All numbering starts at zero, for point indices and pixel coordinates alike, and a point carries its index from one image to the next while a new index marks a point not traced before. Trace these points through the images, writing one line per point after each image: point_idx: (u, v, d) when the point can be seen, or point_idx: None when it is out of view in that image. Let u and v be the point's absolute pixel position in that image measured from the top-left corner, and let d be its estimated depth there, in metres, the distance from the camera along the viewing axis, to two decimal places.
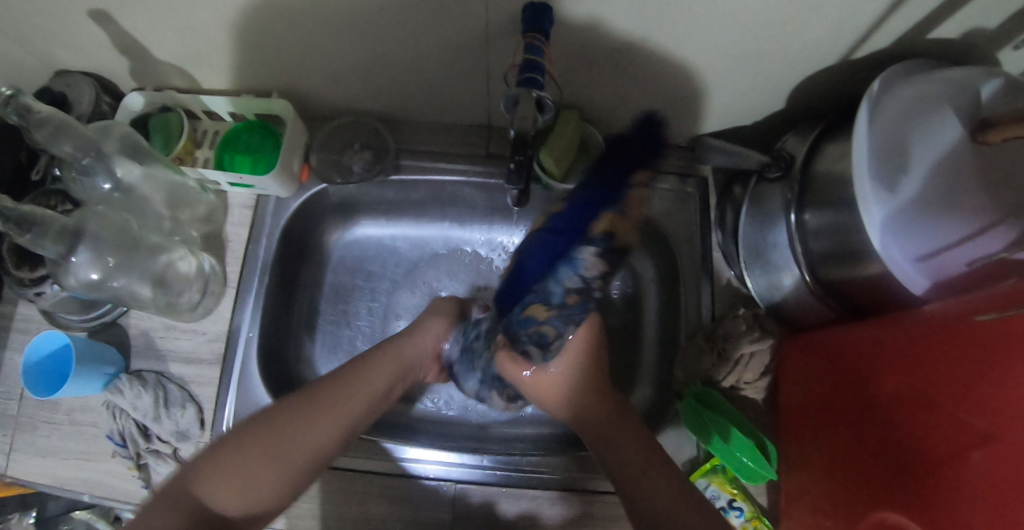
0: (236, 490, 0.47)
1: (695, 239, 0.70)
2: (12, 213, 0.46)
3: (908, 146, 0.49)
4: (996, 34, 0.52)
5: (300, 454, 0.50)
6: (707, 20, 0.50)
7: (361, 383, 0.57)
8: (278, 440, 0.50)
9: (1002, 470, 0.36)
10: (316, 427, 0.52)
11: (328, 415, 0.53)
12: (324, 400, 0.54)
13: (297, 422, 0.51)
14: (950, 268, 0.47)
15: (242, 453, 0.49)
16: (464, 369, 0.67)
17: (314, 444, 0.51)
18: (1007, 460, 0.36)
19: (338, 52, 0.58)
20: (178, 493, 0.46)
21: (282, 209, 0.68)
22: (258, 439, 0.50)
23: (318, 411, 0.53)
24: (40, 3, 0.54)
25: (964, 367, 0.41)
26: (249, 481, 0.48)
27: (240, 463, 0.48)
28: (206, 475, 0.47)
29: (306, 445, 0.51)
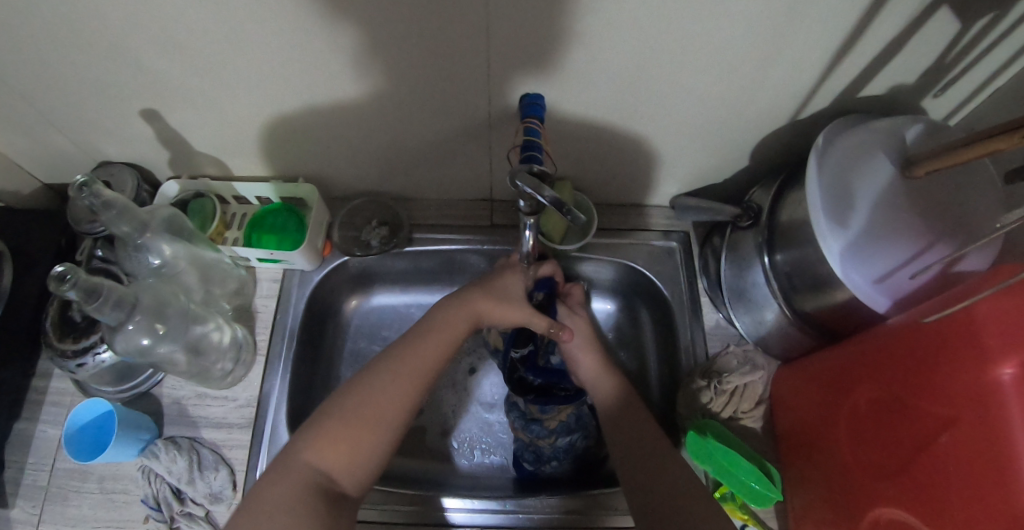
0: (342, 463, 0.53)
1: (682, 287, 0.76)
2: (84, 281, 0.52)
3: (853, 187, 0.57)
4: (914, 89, 0.61)
5: (388, 414, 0.56)
6: (666, 96, 0.61)
7: (421, 349, 0.60)
8: (354, 416, 0.54)
9: (976, 448, 0.42)
10: (399, 389, 0.57)
11: (397, 377, 0.58)
12: (398, 368, 0.58)
13: (375, 401, 0.56)
14: (900, 285, 0.55)
15: (334, 431, 0.53)
16: (535, 460, 0.71)
17: (393, 409, 0.56)
18: (973, 438, 0.43)
19: (358, 137, 0.68)
20: (287, 461, 0.52)
21: (307, 281, 0.74)
22: (349, 419, 0.54)
23: (395, 371, 0.58)
24: (103, 106, 0.64)
25: (919, 366, 0.48)
26: (348, 454, 0.53)
27: (341, 428, 0.54)
28: (308, 443, 0.53)
29: (388, 418, 0.55)
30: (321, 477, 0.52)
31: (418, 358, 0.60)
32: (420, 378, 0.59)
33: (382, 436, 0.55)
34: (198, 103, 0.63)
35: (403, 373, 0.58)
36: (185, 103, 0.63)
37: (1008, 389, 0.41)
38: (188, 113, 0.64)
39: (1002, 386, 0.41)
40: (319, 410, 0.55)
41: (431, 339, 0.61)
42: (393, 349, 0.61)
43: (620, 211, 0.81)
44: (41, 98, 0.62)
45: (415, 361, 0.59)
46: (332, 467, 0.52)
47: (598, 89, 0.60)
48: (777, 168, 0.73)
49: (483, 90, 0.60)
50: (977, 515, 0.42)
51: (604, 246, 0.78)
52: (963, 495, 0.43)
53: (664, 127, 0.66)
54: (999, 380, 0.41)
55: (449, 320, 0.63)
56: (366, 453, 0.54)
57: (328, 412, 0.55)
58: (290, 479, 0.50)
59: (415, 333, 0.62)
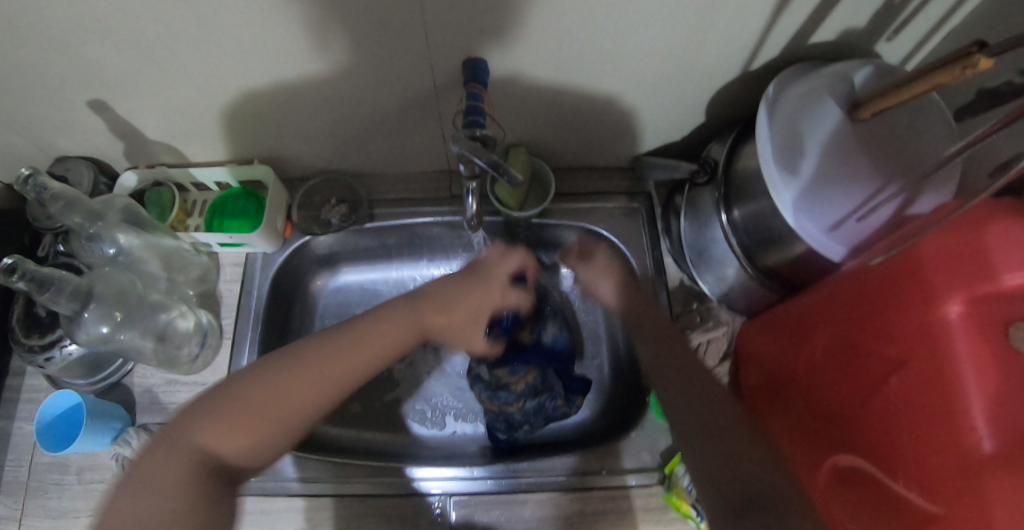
0: (242, 444, 0.45)
1: (646, 249, 0.76)
2: (34, 273, 0.52)
3: (803, 134, 0.56)
4: (867, 31, 0.59)
5: (300, 407, 0.48)
6: (616, 53, 0.59)
7: (365, 340, 0.53)
8: (264, 403, 0.47)
9: (926, 387, 0.42)
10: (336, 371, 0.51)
11: (337, 364, 0.51)
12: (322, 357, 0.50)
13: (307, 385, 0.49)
14: (853, 232, 0.54)
15: (261, 396, 0.47)
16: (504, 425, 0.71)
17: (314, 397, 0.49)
18: (922, 378, 0.42)
19: (307, 115, 0.66)
20: (175, 439, 0.44)
21: (269, 263, 0.73)
22: (255, 405, 0.46)
23: (321, 358, 0.50)
24: (43, 101, 0.62)
25: (870, 310, 0.48)
26: (258, 432, 0.46)
27: (246, 413, 0.46)
28: (200, 426, 0.45)
29: (301, 412, 0.48)
30: (211, 458, 0.44)
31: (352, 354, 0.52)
32: (351, 374, 0.51)
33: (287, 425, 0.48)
34: (141, 91, 0.61)
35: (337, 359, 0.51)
36: (126, 91, 0.61)
37: (955, 328, 0.40)
38: (130, 102, 0.63)
39: (948, 322, 0.41)
40: (232, 394, 0.47)
41: (375, 330, 0.55)
42: (330, 337, 0.52)
43: (583, 175, 0.80)
44: None
45: (358, 352, 0.52)
46: (225, 451, 0.45)
47: (542, 51, 0.58)
48: (735, 122, 0.72)
49: (426, 57, 0.58)
50: (926, 454, 0.42)
51: (567, 212, 0.77)
52: (913, 435, 0.43)
53: (619, 85, 0.64)
54: (946, 318, 0.41)
55: (399, 314, 0.57)
56: (277, 438, 0.47)
57: (234, 393, 0.47)
58: (170, 461, 0.42)
59: (359, 322, 0.55)
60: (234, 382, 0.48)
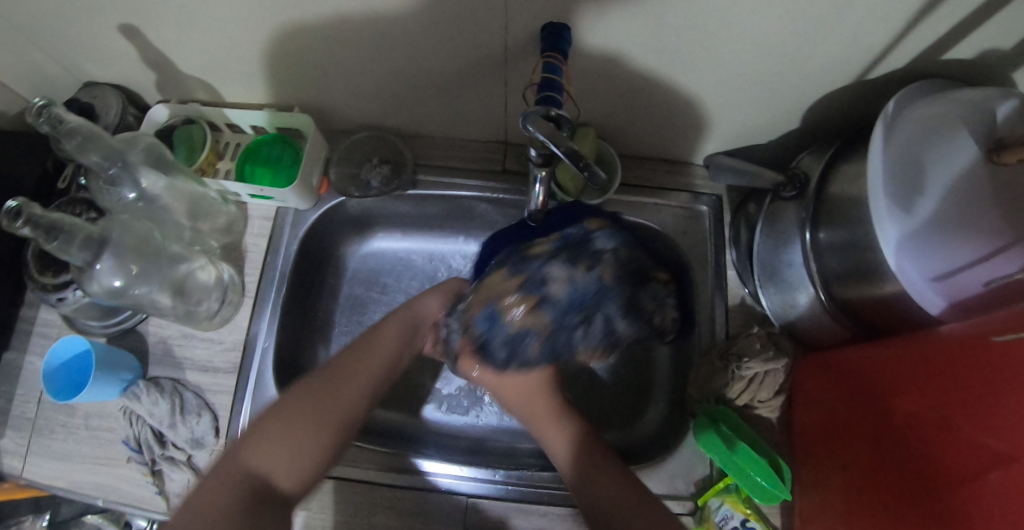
0: (282, 464, 0.51)
1: (710, 258, 0.69)
2: (42, 219, 0.47)
3: (923, 167, 0.49)
4: (1015, 54, 0.51)
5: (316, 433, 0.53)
6: (719, 42, 0.51)
7: (358, 359, 0.58)
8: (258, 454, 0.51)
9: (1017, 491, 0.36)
10: (343, 394, 0.55)
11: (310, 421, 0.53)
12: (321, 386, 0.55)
13: (314, 391, 0.55)
14: (963, 290, 0.47)
15: (273, 431, 0.52)
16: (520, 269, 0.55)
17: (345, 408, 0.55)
18: (1019, 482, 0.36)
19: (356, 67, 0.59)
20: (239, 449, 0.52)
21: (300, 221, 0.68)
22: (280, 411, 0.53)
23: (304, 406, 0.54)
24: (70, 18, 0.54)
25: (979, 389, 0.41)
26: (290, 454, 0.51)
27: (272, 436, 0.52)
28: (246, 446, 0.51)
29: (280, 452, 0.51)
30: (256, 481, 0.49)
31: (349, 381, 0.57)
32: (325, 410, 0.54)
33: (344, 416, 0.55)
34: (177, 19, 0.54)
35: (355, 385, 0.57)
36: (162, 17, 0.54)
37: None
38: (164, 30, 0.55)
39: None
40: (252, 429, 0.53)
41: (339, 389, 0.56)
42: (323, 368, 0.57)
43: (651, 165, 0.72)
44: None
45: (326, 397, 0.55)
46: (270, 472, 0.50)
47: (635, 28, 0.50)
48: (831, 133, 0.63)
49: (502, 16, 0.50)
50: None
51: (628, 206, 0.70)
52: None
53: (714, 76, 0.56)
54: None
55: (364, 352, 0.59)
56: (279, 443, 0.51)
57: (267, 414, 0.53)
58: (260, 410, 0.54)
59: (334, 369, 0.57)
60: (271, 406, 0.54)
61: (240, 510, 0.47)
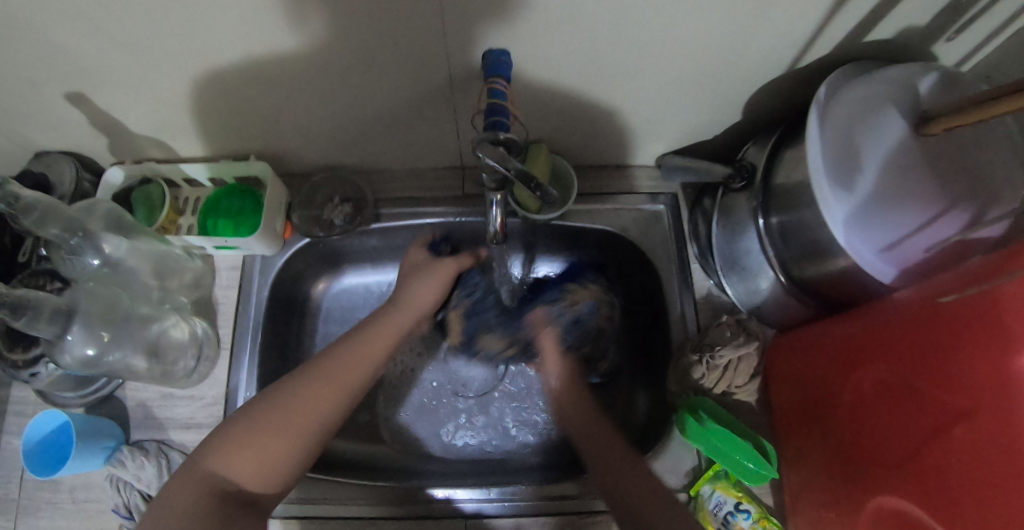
0: (249, 471, 0.49)
1: (672, 253, 0.71)
2: (6, 298, 0.47)
3: (860, 147, 0.50)
4: (928, 31, 0.54)
5: (295, 428, 0.51)
6: (651, 50, 0.53)
7: (375, 334, 0.59)
8: (267, 425, 0.50)
9: (987, 444, 0.38)
10: (354, 373, 0.56)
11: (298, 411, 0.52)
12: (324, 373, 0.54)
13: (266, 420, 0.51)
14: (912, 254, 0.49)
15: (240, 438, 0.50)
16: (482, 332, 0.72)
17: (313, 419, 0.52)
18: (990, 435, 0.38)
19: (305, 108, 0.60)
20: (194, 466, 0.48)
21: (269, 266, 0.68)
22: (257, 422, 0.50)
23: (317, 384, 0.54)
24: (15, 93, 0.55)
25: (931, 350, 0.43)
26: (258, 465, 0.49)
27: (247, 442, 0.50)
28: (212, 449, 0.49)
29: (282, 436, 0.51)
30: (227, 483, 0.48)
31: (351, 365, 0.56)
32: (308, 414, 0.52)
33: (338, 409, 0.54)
34: (123, 82, 0.54)
35: (324, 396, 0.53)
36: (105, 80, 0.54)
37: None
38: (111, 94, 0.56)
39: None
40: (246, 419, 0.51)
41: (325, 375, 0.55)
42: (337, 342, 0.58)
43: (605, 172, 0.74)
44: None
45: (302, 408, 0.52)
46: (243, 475, 0.49)
47: (570, 45, 0.52)
48: (772, 122, 0.66)
49: (440, 47, 0.52)
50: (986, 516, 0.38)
51: (589, 214, 0.73)
52: (974, 498, 0.39)
53: (653, 81, 0.58)
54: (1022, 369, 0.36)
55: (377, 334, 0.59)
56: (262, 447, 0.50)
57: (248, 413, 0.51)
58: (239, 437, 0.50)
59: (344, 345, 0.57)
60: (241, 409, 0.52)
61: (205, 512, 0.46)
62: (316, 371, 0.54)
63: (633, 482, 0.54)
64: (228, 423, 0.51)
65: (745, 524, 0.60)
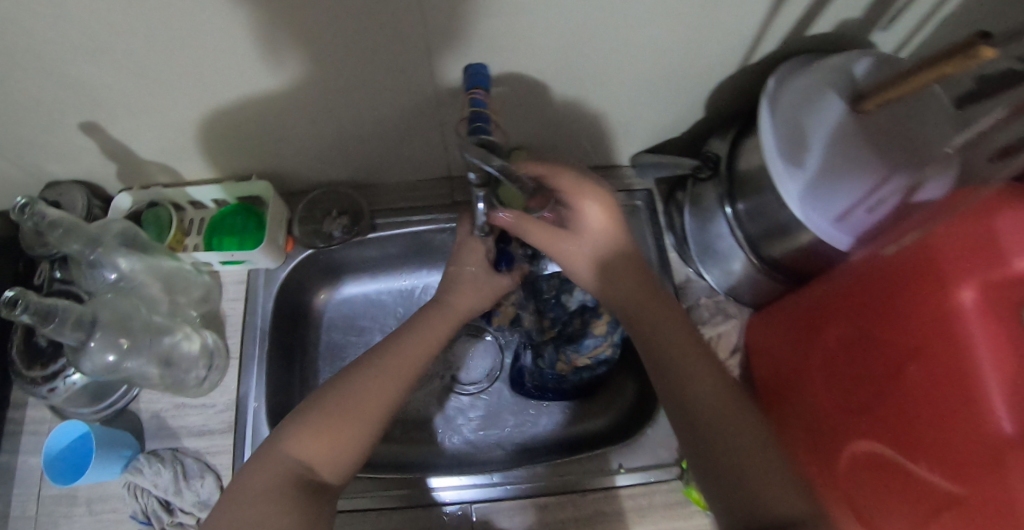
0: (323, 456, 0.52)
1: (651, 244, 0.76)
2: (38, 304, 0.50)
3: (807, 129, 0.56)
4: (861, 26, 0.60)
5: (366, 411, 0.55)
6: (616, 54, 0.59)
7: (433, 322, 0.64)
8: (338, 409, 0.54)
9: (939, 374, 0.43)
10: (417, 353, 0.60)
11: (370, 392, 0.55)
12: (385, 364, 0.58)
13: (338, 411, 0.54)
14: (863, 221, 0.54)
15: (315, 426, 0.53)
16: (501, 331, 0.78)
17: (380, 404, 0.55)
18: (939, 368, 0.43)
19: (304, 127, 0.65)
20: (269, 453, 0.52)
21: (273, 279, 0.72)
22: (330, 410, 0.54)
23: (382, 369, 0.57)
24: (32, 126, 0.59)
25: (879, 301, 0.48)
26: (331, 451, 0.53)
27: (321, 426, 0.53)
28: (290, 436, 0.52)
29: (361, 417, 0.54)
30: (301, 468, 0.51)
31: (408, 355, 0.60)
32: (379, 398, 0.56)
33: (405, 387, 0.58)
34: (134, 110, 0.58)
35: (387, 386, 0.56)
36: (117, 112, 0.59)
37: (968, 313, 0.41)
38: (122, 122, 0.60)
39: (961, 309, 0.41)
40: (320, 403, 0.54)
41: (392, 358, 0.58)
42: (399, 329, 0.63)
43: None
44: None
45: (371, 391, 0.55)
46: (314, 459, 0.52)
47: (543, 53, 0.57)
48: (732, 115, 0.72)
49: (426, 64, 0.57)
50: (947, 439, 0.42)
51: None
52: (933, 426, 0.43)
53: (620, 83, 0.64)
54: (960, 303, 0.41)
55: (434, 319, 0.64)
56: (335, 432, 0.53)
57: (313, 403, 0.55)
58: (320, 423, 0.53)
59: (408, 330, 0.62)
60: (317, 391, 0.56)
61: (290, 500, 0.49)
62: (374, 362, 0.58)
63: (683, 371, 0.54)
64: (299, 410, 0.55)
65: None
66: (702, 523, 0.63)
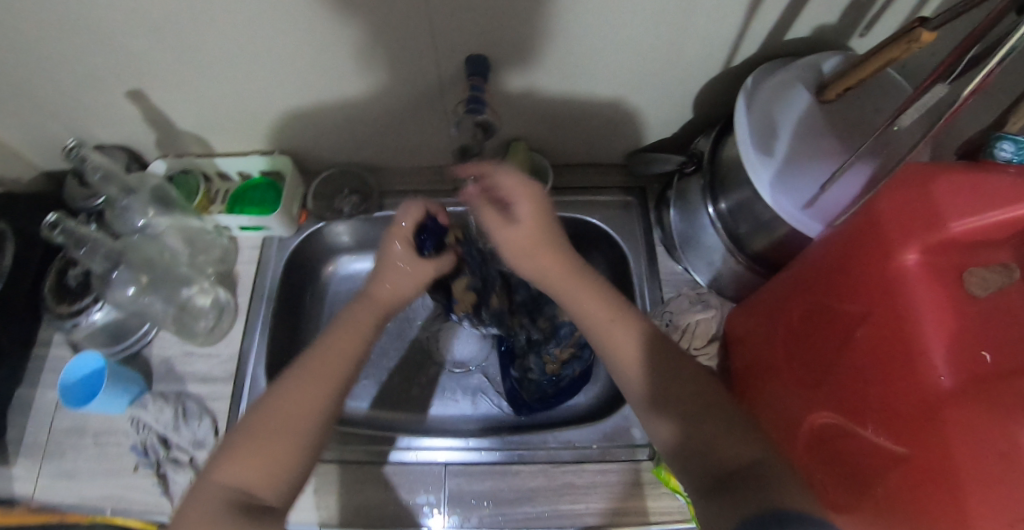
0: (260, 477, 0.47)
1: (640, 237, 0.80)
2: (73, 230, 0.60)
3: (778, 122, 0.60)
4: (836, 31, 0.64)
5: (296, 423, 0.50)
6: (605, 52, 0.63)
7: (350, 325, 0.57)
8: (267, 426, 0.49)
9: (885, 335, 0.45)
10: (338, 352, 0.54)
11: (297, 404, 0.51)
12: (310, 369, 0.53)
13: (264, 427, 0.49)
14: (830, 207, 0.57)
15: (243, 448, 0.48)
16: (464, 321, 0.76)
17: (308, 413, 0.50)
18: (885, 330, 0.45)
19: (320, 108, 0.71)
20: (201, 483, 0.47)
21: (285, 246, 0.78)
22: (258, 428, 0.49)
23: (302, 379, 0.52)
24: (84, 90, 0.66)
25: (834, 272, 0.51)
26: (264, 469, 0.48)
27: (249, 445, 0.48)
28: (219, 461, 0.48)
29: (297, 430, 0.50)
30: (240, 494, 0.46)
31: (330, 355, 0.54)
32: (304, 412, 0.50)
33: (336, 391, 0.53)
34: (171, 82, 0.65)
35: (315, 397, 0.51)
36: (160, 84, 0.66)
37: (913, 273, 0.43)
38: (162, 91, 0.67)
39: (906, 271, 0.43)
40: (247, 424, 0.50)
41: (313, 363, 0.54)
42: (321, 334, 0.57)
43: (580, 171, 0.85)
44: (23, 85, 0.65)
45: (295, 403, 0.51)
46: (249, 482, 0.47)
47: (539, 46, 0.63)
48: (721, 116, 0.76)
49: (433, 56, 0.62)
50: (892, 399, 0.44)
51: (567, 205, 0.82)
52: (879, 387, 0.45)
53: (612, 80, 0.68)
54: (904, 265, 0.43)
55: (356, 318, 0.58)
56: (264, 448, 0.48)
57: (239, 426, 0.50)
58: (251, 442, 0.48)
59: (330, 330, 0.57)
60: (244, 416, 0.51)
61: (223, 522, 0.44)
62: (298, 370, 0.53)
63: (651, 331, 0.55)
64: (223, 440, 0.50)
65: None
66: (671, 505, 0.64)
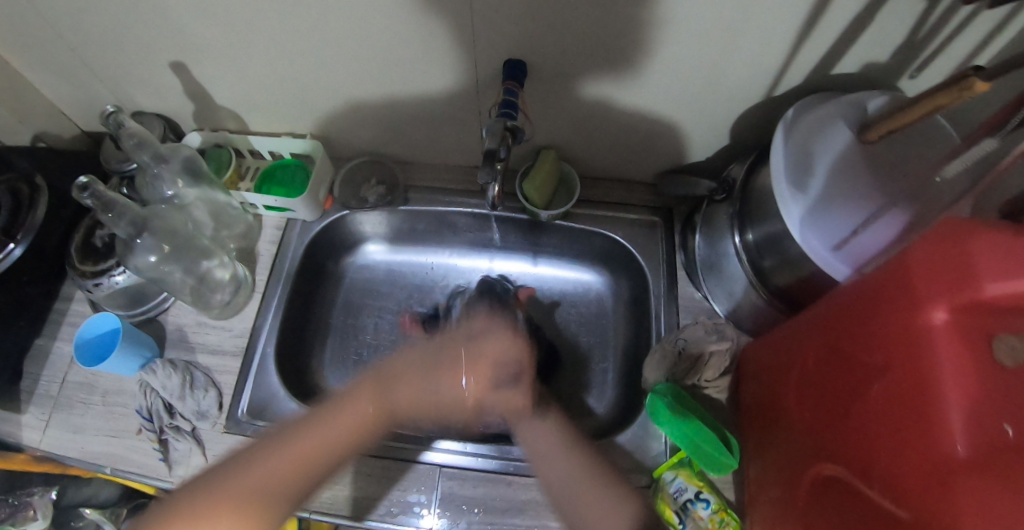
0: None
1: (661, 258, 0.79)
2: (102, 195, 0.58)
3: (813, 157, 0.58)
4: (885, 70, 0.62)
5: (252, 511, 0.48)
6: (642, 65, 0.62)
7: (333, 424, 0.54)
8: (212, 505, 0.47)
9: (902, 393, 0.43)
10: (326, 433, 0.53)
11: (260, 485, 0.49)
12: (282, 450, 0.51)
13: (209, 507, 0.47)
14: (860, 251, 0.55)
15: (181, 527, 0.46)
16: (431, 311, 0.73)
17: (263, 502, 0.48)
18: (903, 387, 0.43)
19: (354, 95, 0.71)
20: None
21: (307, 230, 0.79)
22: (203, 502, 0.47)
23: (268, 458, 0.50)
24: (130, 57, 0.68)
25: (857, 320, 0.49)
26: None
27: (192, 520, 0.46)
28: None
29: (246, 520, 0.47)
30: None
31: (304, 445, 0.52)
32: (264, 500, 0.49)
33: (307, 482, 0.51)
34: (213, 55, 0.66)
35: (275, 484, 0.50)
36: (203, 58, 0.67)
37: (938, 333, 0.41)
38: (203, 65, 0.69)
39: (931, 329, 0.41)
40: (188, 502, 0.47)
41: (294, 444, 0.52)
42: (298, 420, 0.54)
43: (608, 186, 0.84)
44: (74, 47, 0.67)
45: (254, 488, 0.49)
46: None
47: (576, 56, 0.62)
48: (757, 145, 0.74)
49: (469, 50, 0.62)
50: (902, 460, 0.42)
51: (590, 218, 0.82)
52: (891, 446, 0.43)
53: (648, 96, 0.67)
54: (930, 323, 0.41)
55: (330, 424, 0.54)
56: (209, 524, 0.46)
57: (180, 507, 0.47)
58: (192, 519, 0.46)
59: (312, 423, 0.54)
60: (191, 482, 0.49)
61: None
62: (263, 450, 0.51)
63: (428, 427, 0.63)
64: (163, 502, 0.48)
65: (703, 512, 0.62)
66: None
